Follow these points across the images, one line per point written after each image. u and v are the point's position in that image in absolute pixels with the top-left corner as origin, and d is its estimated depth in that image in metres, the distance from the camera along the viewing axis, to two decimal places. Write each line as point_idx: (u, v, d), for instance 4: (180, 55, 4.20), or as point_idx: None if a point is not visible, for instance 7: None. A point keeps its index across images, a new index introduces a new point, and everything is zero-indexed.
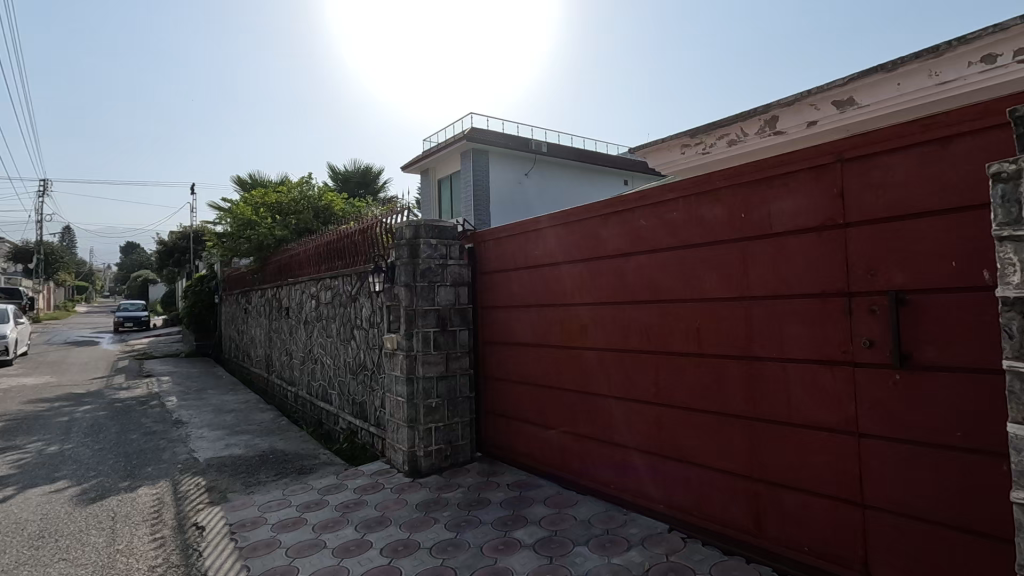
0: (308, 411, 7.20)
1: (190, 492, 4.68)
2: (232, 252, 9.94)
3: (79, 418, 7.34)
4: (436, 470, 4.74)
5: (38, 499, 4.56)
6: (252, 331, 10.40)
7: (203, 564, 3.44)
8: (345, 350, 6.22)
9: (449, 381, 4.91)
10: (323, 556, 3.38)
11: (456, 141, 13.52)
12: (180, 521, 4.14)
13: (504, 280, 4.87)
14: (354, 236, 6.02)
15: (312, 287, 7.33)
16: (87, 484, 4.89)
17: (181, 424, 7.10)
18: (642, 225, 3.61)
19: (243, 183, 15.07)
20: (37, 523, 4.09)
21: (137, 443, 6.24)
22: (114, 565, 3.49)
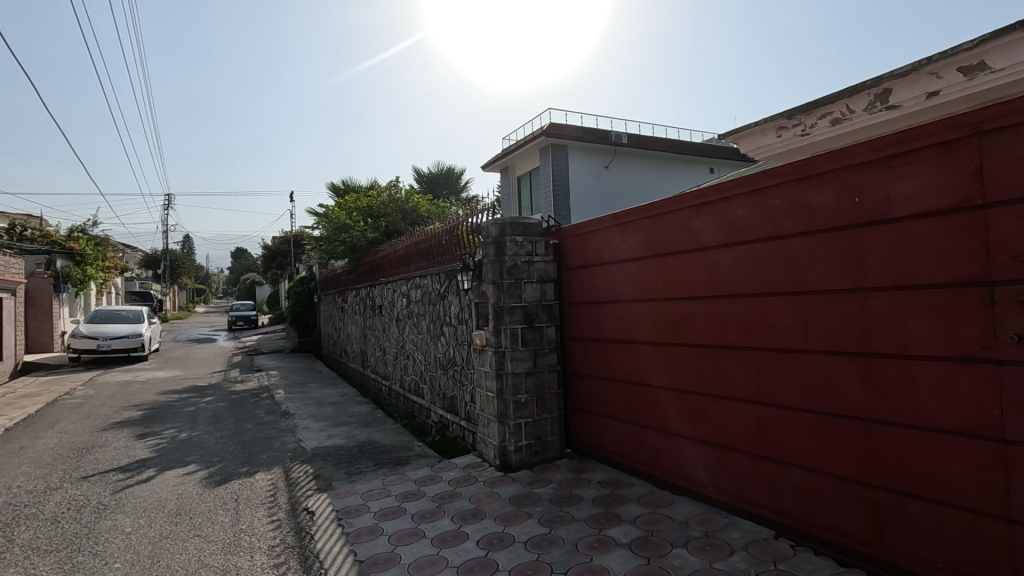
0: (401, 404, 7.52)
1: (300, 479, 5.05)
2: (328, 254, 10.59)
3: (202, 408, 8.14)
4: (526, 465, 4.80)
5: (174, 480, 5.11)
6: (348, 328, 11.03)
7: (316, 546, 3.69)
8: (435, 346, 6.43)
9: (537, 377, 4.93)
10: (423, 546, 3.52)
11: (534, 137, 13.55)
12: (293, 505, 4.48)
13: (590, 275, 4.81)
14: (441, 236, 6.20)
15: (402, 286, 7.65)
16: (212, 468, 5.42)
17: (289, 415, 7.67)
18: (739, 214, 3.42)
19: (337, 188, 16.01)
20: (174, 502, 4.58)
21: (252, 432, 6.83)
22: (240, 542, 3.83)
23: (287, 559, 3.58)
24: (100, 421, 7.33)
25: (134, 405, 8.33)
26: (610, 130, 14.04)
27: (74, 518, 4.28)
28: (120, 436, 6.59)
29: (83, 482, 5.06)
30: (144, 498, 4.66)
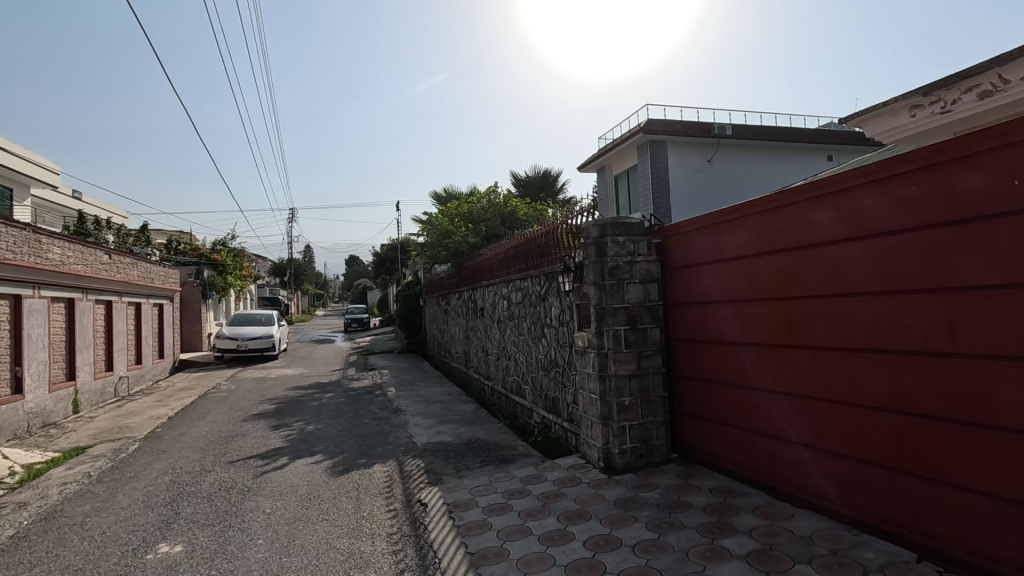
0: (504, 403, 7.70)
1: (413, 472, 5.36)
2: (433, 259, 11.10)
3: (325, 403, 8.86)
4: (631, 469, 4.72)
5: (304, 468, 5.63)
6: (452, 330, 11.50)
7: (430, 536, 3.90)
8: (537, 347, 6.52)
9: (641, 379, 4.83)
10: (530, 542, 3.59)
11: (632, 134, 13.27)
12: (407, 496, 4.76)
13: (696, 274, 4.64)
14: (540, 238, 6.27)
15: (503, 288, 7.84)
16: (335, 459, 5.90)
17: (400, 411, 8.14)
18: (867, 204, 3.14)
19: (439, 196, 16.73)
20: (305, 487, 5.06)
21: (369, 426, 7.33)
22: (362, 528, 4.14)
23: (404, 546, 3.81)
24: (241, 412, 8.26)
25: (269, 399, 9.28)
26: (713, 122, 13.40)
27: (224, 497, 4.86)
28: (258, 427, 7.38)
29: (230, 466, 5.73)
30: (280, 483, 5.18)
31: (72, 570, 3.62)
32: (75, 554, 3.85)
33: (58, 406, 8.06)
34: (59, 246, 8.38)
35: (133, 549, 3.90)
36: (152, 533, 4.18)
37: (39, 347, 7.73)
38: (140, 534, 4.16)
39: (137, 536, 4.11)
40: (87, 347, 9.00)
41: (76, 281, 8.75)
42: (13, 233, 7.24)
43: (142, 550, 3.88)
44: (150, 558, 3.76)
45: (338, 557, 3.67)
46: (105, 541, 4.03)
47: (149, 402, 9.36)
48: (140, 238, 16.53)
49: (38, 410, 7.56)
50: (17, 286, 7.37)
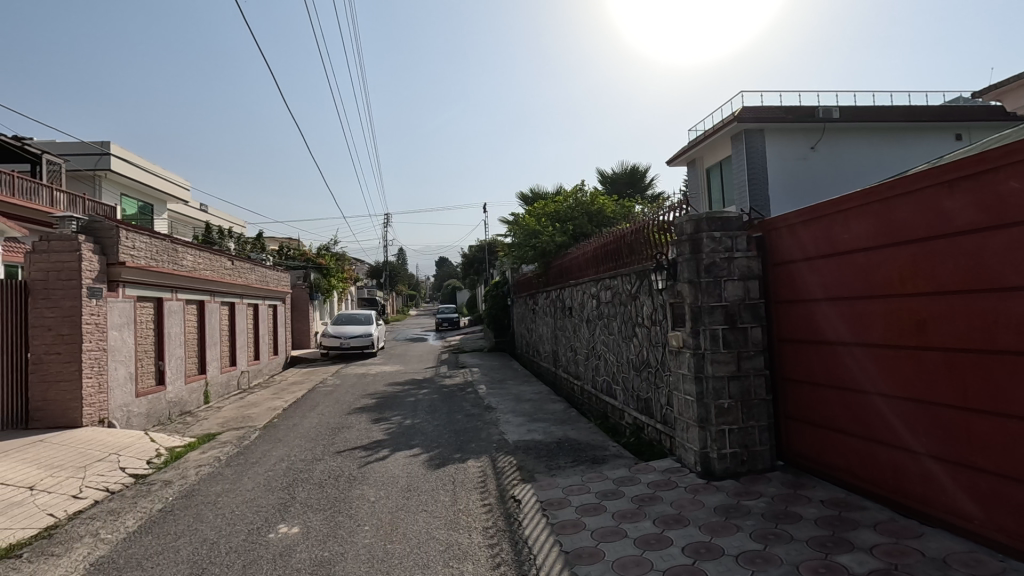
0: (594, 403, 7.63)
1: (506, 468, 5.46)
2: (521, 259, 11.22)
3: (420, 399, 9.26)
4: (732, 475, 4.50)
5: (404, 460, 5.92)
6: (540, 329, 11.57)
7: (524, 533, 3.96)
8: (628, 347, 6.41)
9: (742, 381, 4.59)
10: (626, 545, 3.54)
11: (725, 124, 12.64)
12: (501, 492, 4.87)
13: (803, 270, 4.33)
14: (630, 236, 6.16)
15: (591, 287, 7.79)
16: (432, 453, 6.15)
17: (492, 409, 8.32)
18: (1010, 188, 2.79)
19: (526, 197, 16.90)
20: (405, 478, 5.32)
21: (462, 422, 7.57)
22: (459, 520, 4.29)
23: (499, 541, 3.89)
24: (346, 406, 8.83)
25: (370, 394, 9.86)
26: (817, 105, 12.46)
27: (334, 485, 5.22)
28: (361, 420, 7.86)
29: (338, 456, 6.15)
30: (382, 474, 5.49)
31: (208, 543, 4.06)
32: (210, 529, 4.31)
33: (192, 396, 9.06)
34: (192, 255, 9.43)
35: (258, 528, 4.31)
36: (273, 514, 4.59)
37: (177, 343, 8.74)
38: (262, 515, 4.57)
39: (261, 516, 4.54)
40: (215, 344, 10.05)
41: (205, 285, 9.80)
42: (155, 243, 8.25)
43: (265, 529, 4.27)
44: (272, 537, 4.13)
45: (437, 547, 3.82)
46: (234, 519, 4.48)
47: (266, 394, 10.27)
48: (256, 245, 18.17)
49: (177, 400, 8.53)
50: (159, 290, 8.38)
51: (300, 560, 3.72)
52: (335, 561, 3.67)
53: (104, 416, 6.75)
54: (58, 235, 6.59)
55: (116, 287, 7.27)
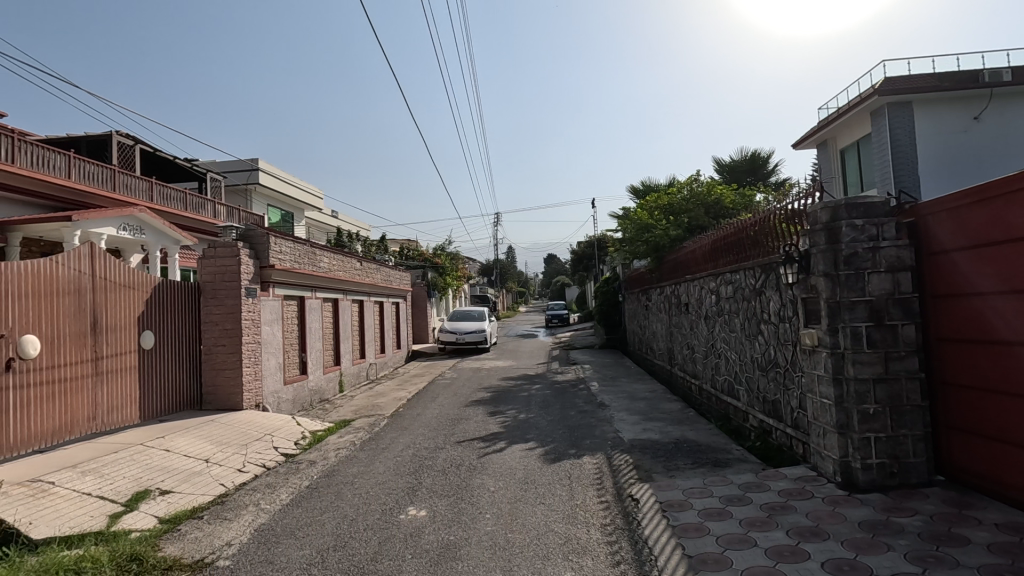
0: (714, 405, 7.27)
1: (622, 467, 5.40)
2: (632, 254, 10.94)
3: (533, 394, 9.42)
4: (878, 487, 4.07)
5: (520, 453, 6.07)
6: (653, 326, 11.24)
7: (644, 533, 3.88)
8: (752, 345, 6.02)
9: (891, 385, 4.13)
10: (756, 554, 3.35)
11: (864, 99, 11.39)
12: (619, 490, 4.81)
13: (968, 259, 3.79)
14: (753, 227, 5.78)
15: (710, 282, 7.42)
16: (547, 447, 6.24)
17: (605, 406, 8.25)
18: None
19: (636, 190, 16.47)
20: (522, 471, 5.46)
21: (575, 419, 7.58)
22: (577, 516, 4.31)
23: (618, 539, 3.86)
24: (464, 399, 9.24)
25: (485, 388, 10.21)
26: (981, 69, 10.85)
27: (455, 473, 5.50)
28: (478, 412, 8.17)
29: (457, 446, 6.46)
30: (500, 465, 5.68)
31: (349, 519, 4.47)
32: (349, 507, 4.74)
33: (329, 385, 9.99)
34: (327, 257, 10.39)
35: (390, 509, 4.66)
36: (403, 497, 4.93)
37: (316, 338, 9.69)
38: (393, 497, 4.94)
39: (392, 498, 4.90)
40: (347, 338, 10.99)
41: (338, 285, 10.73)
42: (298, 247, 9.23)
43: (396, 510, 4.61)
44: (402, 518, 4.44)
45: (556, 540, 3.88)
46: (370, 499, 4.89)
47: (392, 385, 11.04)
48: (380, 247, 19.56)
49: (316, 389, 9.45)
50: (301, 290, 9.32)
51: (429, 542, 3.97)
52: (460, 546, 3.87)
53: (260, 401, 7.66)
54: (222, 243, 7.60)
55: (268, 287, 8.23)
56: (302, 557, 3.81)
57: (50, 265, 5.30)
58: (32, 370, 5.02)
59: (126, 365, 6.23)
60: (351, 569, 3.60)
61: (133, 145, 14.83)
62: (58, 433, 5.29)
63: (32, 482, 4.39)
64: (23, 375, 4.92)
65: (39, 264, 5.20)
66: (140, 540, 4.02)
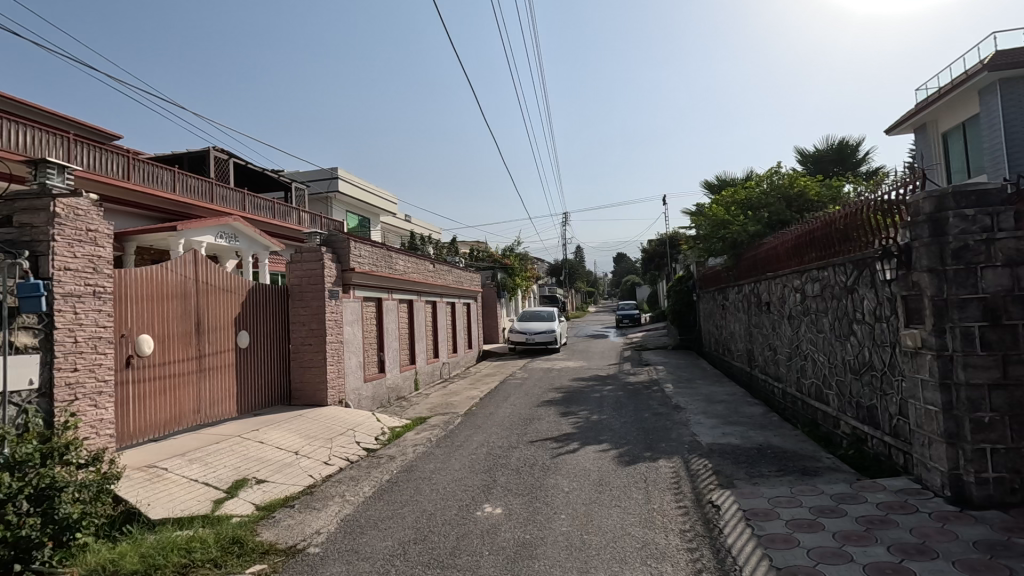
0: (800, 410, 6.87)
1: (701, 471, 5.22)
2: (708, 252, 10.56)
3: (606, 395, 9.30)
4: (997, 505, 3.69)
5: (593, 454, 6.01)
6: (731, 326, 10.79)
7: (727, 541, 3.74)
8: (843, 347, 5.64)
9: (1010, 391, 3.74)
10: (853, 570, 3.13)
11: (970, 77, 10.39)
12: (698, 495, 4.65)
13: None
14: (842, 221, 5.41)
15: (794, 280, 7.02)
16: (621, 449, 6.14)
17: (681, 408, 8.00)
18: None
19: (712, 185, 15.85)
20: (597, 472, 5.41)
21: (649, 421, 7.42)
22: (655, 520, 4.21)
23: (699, 546, 3.74)
24: (535, 398, 9.28)
25: (557, 388, 10.20)
26: None
27: (529, 472, 5.53)
28: (550, 412, 8.18)
29: (531, 445, 6.49)
30: (574, 466, 5.65)
31: (428, 513, 4.61)
32: (428, 502, 4.89)
33: (406, 383, 10.35)
34: (402, 260, 10.76)
35: (466, 505, 4.76)
36: (478, 494, 5.03)
37: (393, 337, 10.07)
38: (469, 494, 5.04)
39: (468, 495, 5.01)
40: (422, 338, 11.33)
41: (413, 287, 11.09)
42: (376, 251, 9.63)
43: (472, 507, 4.71)
44: (478, 515, 4.53)
45: (633, 544, 3.81)
46: (447, 495, 5.02)
47: (465, 384, 11.27)
48: (451, 249, 20.03)
49: (394, 387, 9.82)
50: (379, 291, 9.71)
51: (505, 539, 4.02)
52: (536, 544, 3.89)
53: (342, 398, 8.07)
54: (307, 247, 8.06)
55: (349, 289, 8.65)
56: (385, 548, 3.97)
57: (161, 271, 5.84)
58: (147, 366, 5.54)
59: (225, 362, 6.75)
60: (431, 562, 3.71)
61: (228, 159, 16.07)
62: (168, 424, 5.81)
63: (150, 467, 4.85)
64: (140, 371, 5.44)
65: (152, 270, 5.73)
66: (241, 524, 4.35)
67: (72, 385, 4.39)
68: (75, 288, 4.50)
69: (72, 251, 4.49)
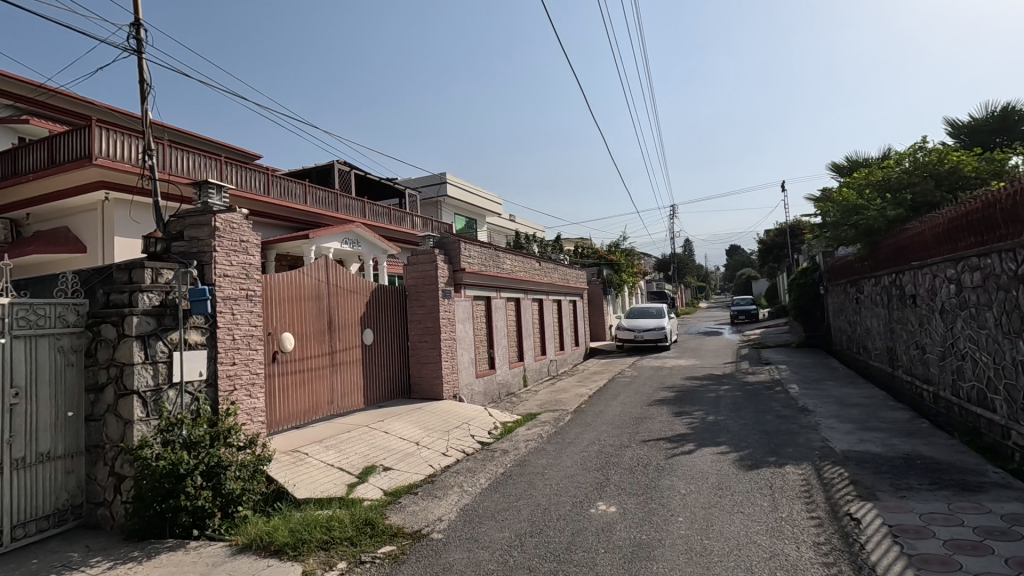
0: (956, 416, 6.06)
1: (836, 480, 4.79)
2: (837, 241, 9.64)
3: (722, 395, 8.85)
4: None
5: (712, 457, 5.74)
6: (867, 322, 9.77)
7: (870, 558, 3.40)
8: (1013, 346, 4.89)
9: None
10: None
11: None
12: (834, 506, 4.28)
13: None
14: (1010, 200, 4.69)
15: (947, 269, 6.21)
16: (742, 452, 5.81)
17: (809, 411, 7.40)
18: None
19: (841, 167, 14.40)
20: (716, 475, 5.17)
21: (773, 423, 6.94)
22: (784, 530, 3.93)
23: (837, 560, 3.44)
24: (646, 397, 9.05)
25: (669, 387, 9.88)
26: None
27: (643, 472, 5.42)
28: (662, 412, 7.95)
29: (644, 445, 6.35)
30: (690, 468, 5.45)
31: (542, 508, 4.69)
32: (541, 496, 4.97)
33: (515, 379, 10.58)
34: (509, 259, 11.01)
35: (580, 502, 4.78)
36: (592, 491, 5.02)
37: (502, 335, 10.35)
38: (582, 491, 5.05)
39: (582, 491, 5.02)
40: (529, 335, 11.53)
41: (520, 285, 11.31)
42: (484, 251, 9.95)
43: (586, 504, 4.71)
44: (593, 512, 4.52)
45: (760, 553, 3.60)
46: (560, 491, 5.07)
47: (574, 382, 11.29)
48: (556, 247, 20.11)
49: (504, 383, 10.08)
50: (489, 290, 10.03)
51: (621, 538, 3.98)
52: (653, 546, 3.81)
53: (456, 392, 8.44)
54: (422, 250, 8.53)
55: (461, 288, 9.02)
56: (503, 539, 4.11)
57: (299, 276, 6.49)
58: (289, 361, 6.19)
59: (353, 358, 7.34)
60: (548, 556, 3.77)
61: (349, 171, 17.44)
62: (307, 413, 6.44)
63: (294, 452, 5.42)
64: (283, 365, 6.09)
65: (291, 275, 6.39)
66: (372, 507, 4.72)
67: (231, 377, 5.03)
68: (232, 292, 5.13)
69: (229, 260, 5.12)
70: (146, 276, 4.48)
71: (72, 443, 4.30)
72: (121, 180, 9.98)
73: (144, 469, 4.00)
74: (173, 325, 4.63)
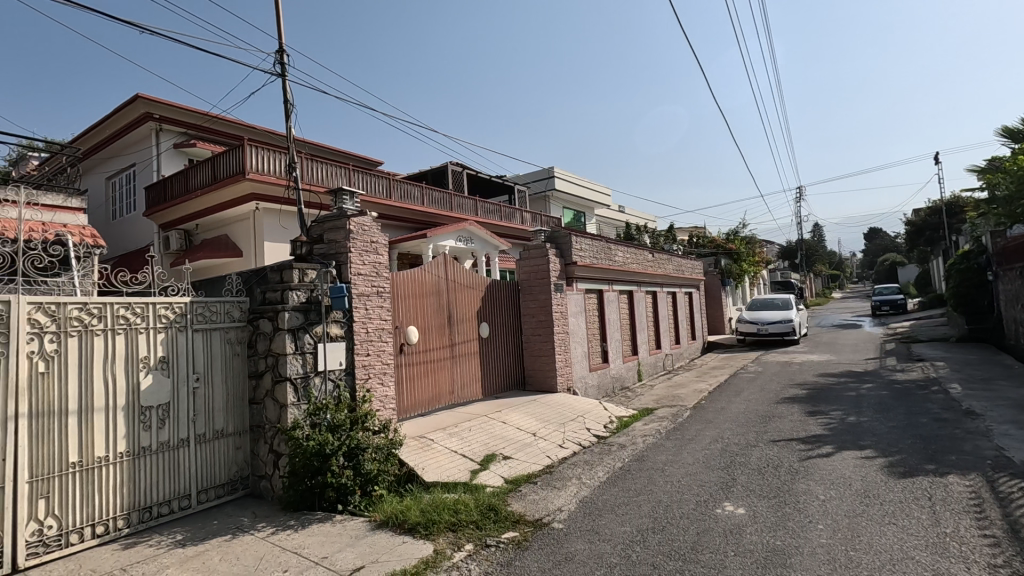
0: None
1: (1015, 496, 4.14)
2: (1011, 218, 8.25)
3: (864, 394, 8.00)
4: None
5: (854, 461, 5.23)
6: None
7: None
8: None
9: None
10: None
11: None
12: (1013, 525, 3.70)
13: None
14: None
15: None
16: (892, 458, 5.22)
17: (976, 415, 6.45)
18: None
19: (1014, 132, 12.28)
20: (860, 482, 4.70)
21: (929, 427, 6.16)
22: (948, 547, 3.49)
23: None
24: (773, 395, 8.45)
25: (800, 384, 9.12)
26: None
27: (774, 474, 5.07)
28: (794, 410, 7.37)
29: (773, 445, 5.94)
30: (830, 472, 5.01)
31: (664, 505, 4.57)
32: (663, 493, 4.85)
33: (629, 373, 10.39)
34: (621, 251, 10.80)
35: (704, 501, 4.59)
36: (716, 491, 4.80)
37: (615, 328, 10.20)
38: (706, 490, 4.85)
39: (706, 491, 4.82)
40: (643, 329, 11.25)
41: (632, 277, 11.05)
42: (596, 244, 9.87)
43: (712, 504, 4.52)
44: (720, 513, 4.33)
45: (919, 571, 3.22)
46: (683, 488, 4.91)
47: (692, 377, 10.83)
48: (669, 237, 19.36)
49: (618, 376, 9.94)
50: (600, 283, 9.93)
51: (752, 542, 3.77)
52: (789, 553, 3.56)
53: (570, 385, 8.48)
54: (534, 245, 8.66)
55: (572, 282, 9.02)
56: (624, 533, 4.07)
57: (421, 273, 6.91)
58: (415, 353, 6.61)
59: (471, 350, 7.65)
60: (673, 554, 3.68)
61: (461, 171, 18.11)
62: (431, 402, 6.83)
63: (421, 437, 5.78)
64: (409, 356, 6.52)
65: (415, 273, 6.81)
66: (494, 494, 4.91)
67: (366, 366, 5.48)
68: (365, 288, 5.58)
69: (362, 259, 5.57)
70: (294, 276, 5.02)
71: (240, 422, 4.95)
72: (267, 191, 11.24)
73: (297, 448, 4.50)
74: (317, 320, 5.14)
